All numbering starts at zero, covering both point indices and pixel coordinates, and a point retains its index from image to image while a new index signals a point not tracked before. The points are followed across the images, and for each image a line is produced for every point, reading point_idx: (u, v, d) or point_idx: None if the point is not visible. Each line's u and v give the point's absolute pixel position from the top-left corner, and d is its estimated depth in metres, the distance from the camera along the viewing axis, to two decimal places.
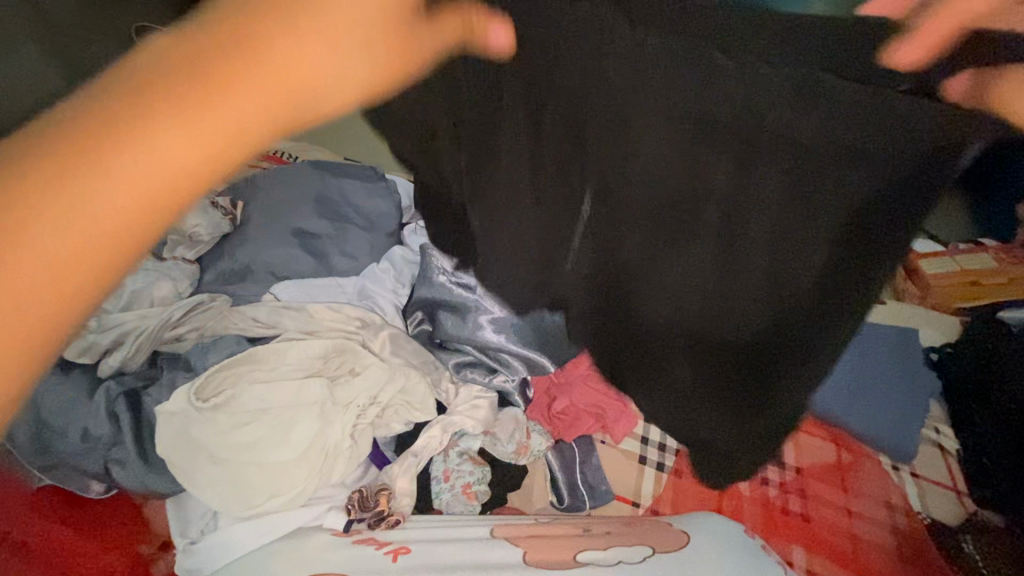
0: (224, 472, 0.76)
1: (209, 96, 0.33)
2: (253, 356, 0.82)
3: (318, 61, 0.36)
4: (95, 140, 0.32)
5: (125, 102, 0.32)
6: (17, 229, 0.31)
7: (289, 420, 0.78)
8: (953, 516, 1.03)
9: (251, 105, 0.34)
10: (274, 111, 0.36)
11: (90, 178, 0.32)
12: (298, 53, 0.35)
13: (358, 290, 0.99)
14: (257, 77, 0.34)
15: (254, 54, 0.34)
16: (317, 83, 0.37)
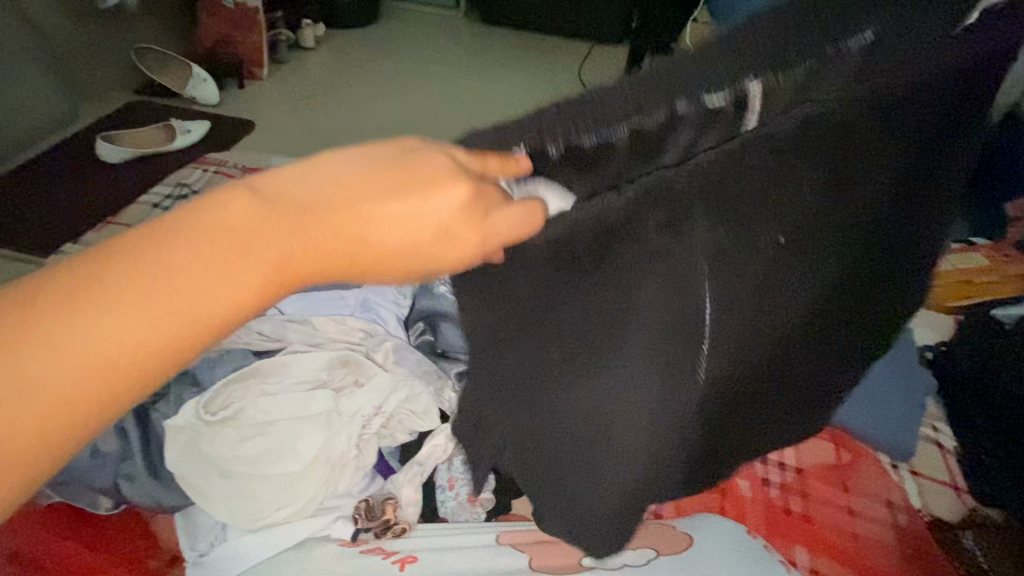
0: (231, 485, 0.77)
1: (288, 246, 0.36)
2: (257, 369, 0.83)
3: (393, 231, 0.38)
4: (187, 268, 0.34)
5: (223, 229, 0.35)
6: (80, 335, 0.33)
7: (294, 433, 0.79)
8: (954, 513, 1.03)
9: (357, 249, 0.37)
10: (361, 265, 0.38)
11: (168, 291, 0.34)
12: (397, 229, 0.38)
13: (360, 301, 0.99)
14: (376, 226, 0.37)
15: (363, 218, 0.37)
16: (400, 254, 0.38)
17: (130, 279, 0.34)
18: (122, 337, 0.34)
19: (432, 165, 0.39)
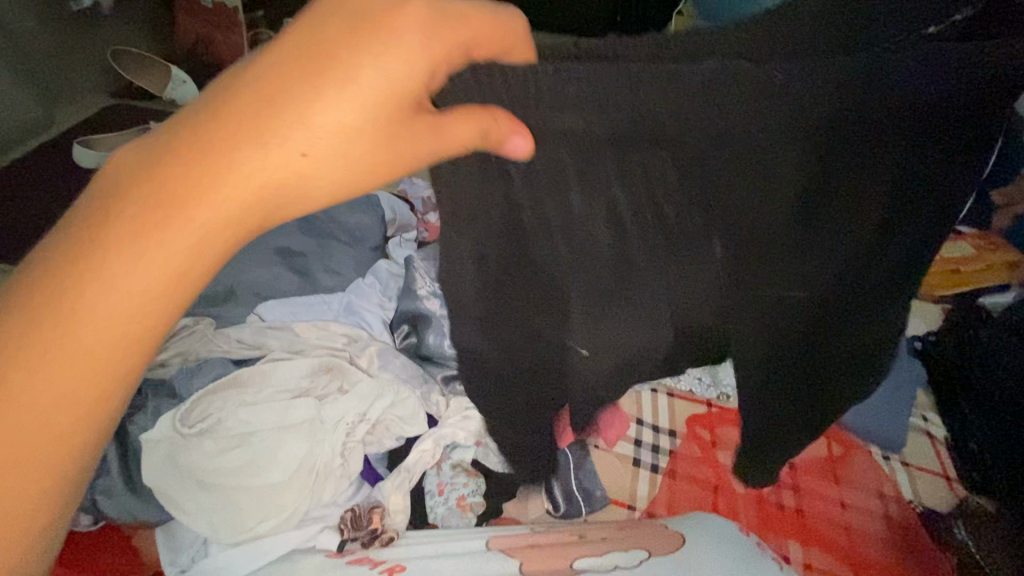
0: (212, 498, 0.74)
1: (256, 139, 0.43)
2: (236, 381, 0.80)
3: (325, 111, 0.44)
4: (178, 191, 0.42)
5: (208, 153, 0.43)
6: (98, 270, 0.41)
7: (276, 442, 0.77)
8: (945, 503, 1.04)
9: (295, 152, 0.44)
10: (326, 146, 0.45)
11: (168, 210, 0.42)
12: (324, 112, 0.44)
13: (344, 305, 0.97)
14: (320, 116, 0.44)
15: (305, 104, 0.44)
16: (330, 137, 0.45)
17: (144, 232, 0.42)
18: (147, 265, 0.42)
19: (383, 43, 0.44)
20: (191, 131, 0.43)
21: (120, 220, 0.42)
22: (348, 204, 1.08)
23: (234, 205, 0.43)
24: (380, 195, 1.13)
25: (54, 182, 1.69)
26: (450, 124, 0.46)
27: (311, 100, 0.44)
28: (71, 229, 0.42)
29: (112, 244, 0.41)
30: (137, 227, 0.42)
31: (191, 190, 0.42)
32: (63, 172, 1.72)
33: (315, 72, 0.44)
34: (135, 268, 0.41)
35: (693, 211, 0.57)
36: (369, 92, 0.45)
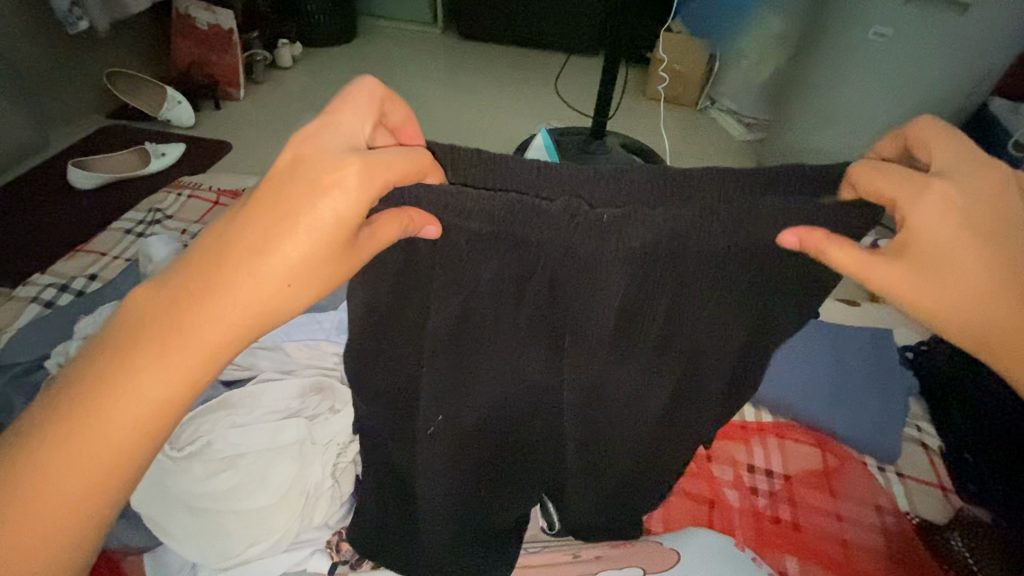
0: (201, 522, 0.74)
1: (224, 285, 0.44)
2: (224, 404, 0.78)
3: (288, 249, 0.44)
4: (156, 336, 0.44)
5: (182, 301, 0.45)
6: (89, 414, 0.44)
7: (266, 465, 0.76)
8: (940, 515, 1.04)
9: (259, 282, 0.44)
10: (289, 276, 0.45)
11: (149, 353, 0.44)
12: (285, 248, 0.44)
13: (336, 323, 0.94)
14: (282, 249, 0.44)
15: (269, 240, 0.44)
16: (298, 269, 0.45)
17: (126, 379, 0.44)
18: (130, 408, 0.44)
19: (337, 175, 0.44)
20: (177, 278, 0.46)
21: (105, 368, 0.44)
22: None
23: (210, 342, 0.45)
24: None
25: (47, 203, 1.69)
26: (384, 229, 0.46)
27: (268, 242, 0.44)
28: (72, 373, 0.46)
29: (98, 393, 0.44)
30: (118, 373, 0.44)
31: (172, 331, 0.44)
32: (56, 193, 1.73)
33: (281, 215, 0.44)
34: (120, 408, 0.44)
35: (637, 353, 0.54)
36: (318, 227, 0.44)
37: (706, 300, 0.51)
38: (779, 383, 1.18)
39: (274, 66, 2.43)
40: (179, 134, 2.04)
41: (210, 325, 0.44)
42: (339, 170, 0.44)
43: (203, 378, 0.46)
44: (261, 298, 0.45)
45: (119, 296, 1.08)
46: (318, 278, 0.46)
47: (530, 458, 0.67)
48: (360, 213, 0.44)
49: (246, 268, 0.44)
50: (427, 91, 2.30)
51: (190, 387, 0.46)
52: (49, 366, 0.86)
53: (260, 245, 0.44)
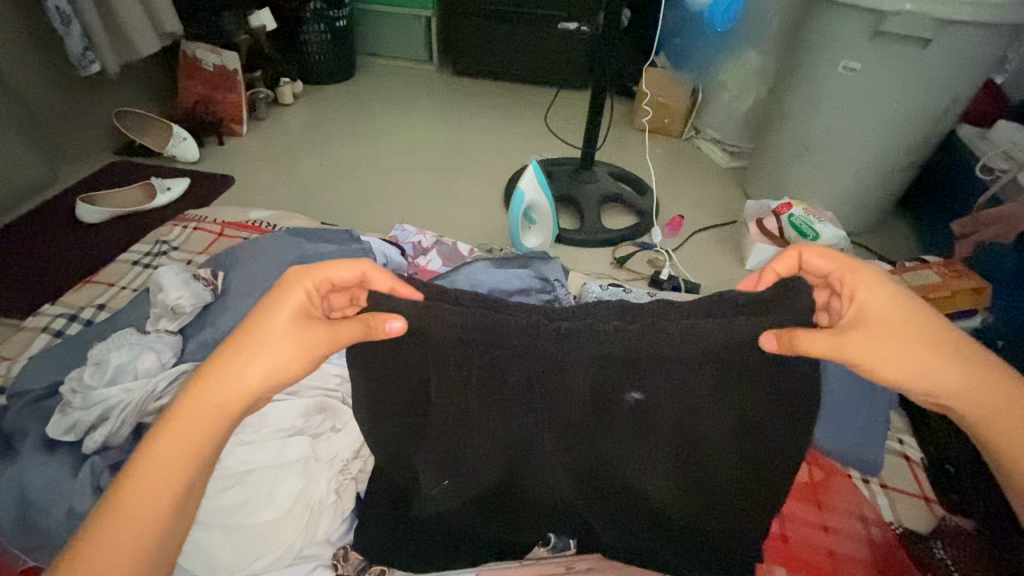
0: (210, 538, 0.77)
1: (206, 394, 0.50)
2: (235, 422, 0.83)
3: (255, 357, 0.51)
4: (151, 460, 0.49)
5: (167, 423, 0.50)
6: (104, 535, 0.48)
7: (273, 481, 0.80)
8: (924, 525, 1.07)
9: (237, 385, 0.51)
10: (267, 379, 0.51)
11: (145, 469, 0.49)
12: (252, 357, 0.51)
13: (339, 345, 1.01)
14: (251, 363, 0.51)
15: (243, 355, 0.51)
16: (261, 378, 0.51)
17: (128, 495, 0.48)
18: (131, 517, 0.48)
19: (288, 290, 0.53)
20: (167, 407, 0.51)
21: (113, 496, 0.49)
22: (342, 252, 1.20)
23: (202, 439, 0.50)
24: (371, 242, 1.28)
25: (55, 236, 1.75)
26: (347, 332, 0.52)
27: (238, 355, 0.51)
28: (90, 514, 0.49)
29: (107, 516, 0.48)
30: (126, 495, 0.48)
31: (172, 443, 0.49)
32: (65, 227, 1.79)
33: (244, 334, 0.52)
34: (127, 523, 0.48)
35: (633, 443, 0.56)
36: (278, 331, 0.52)
37: (683, 389, 0.52)
38: (831, 428, 1.12)
39: (276, 103, 2.54)
40: (184, 168, 2.12)
41: (185, 442, 0.50)
42: (288, 283, 0.54)
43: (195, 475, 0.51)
44: (231, 394, 0.51)
45: (128, 324, 1.13)
46: (272, 369, 0.51)
47: (527, 511, 0.68)
48: (306, 304, 0.54)
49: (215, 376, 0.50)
50: (424, 125, 2.41)
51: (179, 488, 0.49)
52: (63, 391, 0.90)
53: (224, 362, 0.51)
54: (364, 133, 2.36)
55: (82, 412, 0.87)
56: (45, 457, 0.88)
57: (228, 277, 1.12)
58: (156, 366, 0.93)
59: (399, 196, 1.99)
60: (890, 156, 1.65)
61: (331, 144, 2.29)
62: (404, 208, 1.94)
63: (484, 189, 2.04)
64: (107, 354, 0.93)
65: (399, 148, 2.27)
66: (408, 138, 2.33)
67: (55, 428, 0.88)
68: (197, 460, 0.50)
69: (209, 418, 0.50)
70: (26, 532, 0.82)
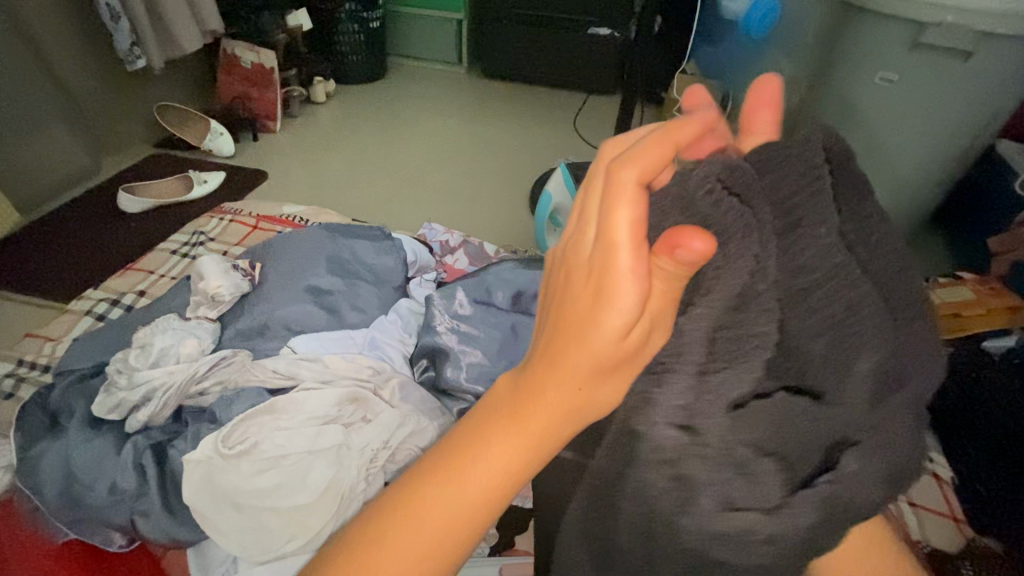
0: (245, 518, 0.77)
1: (574, 340, 0.34)
2: (270, 408, 0.83)
3: (580, 308, 0.34)
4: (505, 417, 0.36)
5: (532, 397, 0.35)
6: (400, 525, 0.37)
7: (305, 466, 0.79)
8: (953, 545, 1.05)
9: (602, 322, 0.33)
10: (588, 296, 0.33)
11: (459, 465, 0.36)
12: (615, 304, 0.32)
13: (368, 339, 1.06)
14: (622, 301, 0.32)
15: (599, 287, 0.33)
16: (583, 319, 0.34)
17: (435, 489, 0.37)
18: (440, 515, 0.36)
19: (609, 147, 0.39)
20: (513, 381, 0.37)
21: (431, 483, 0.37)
22: (374, 247, 1.24)
23: (551, 423, 0.35)
24: (401, 240, 1.31)
25: (97, 224, 1.82)
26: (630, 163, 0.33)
27: (604, 295, 0.33)
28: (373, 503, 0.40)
29: (407, 512, 0.37)
30: (476, 494, 0.36)
31: (516, 416, 0.36)
32: (106, 216, 1.85)
33: (615, 241, 0.33)
34: (459, 490, 0.36)
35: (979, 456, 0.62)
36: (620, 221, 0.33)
37: None
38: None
39: (308, 101, 2.60)
40: (220, 162, 2.18)
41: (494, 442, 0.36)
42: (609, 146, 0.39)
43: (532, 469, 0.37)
44: (616, 351, 0.33)
45: (168, 310, 1.17)
46: (597, 268, 0.33)
47: None
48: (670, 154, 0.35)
49: (593, 320, 0.33)
50: (453, 126, 2.44)
51: (517, 477, 0.36)
52: (108, 371, 0.94)
53: (599, 284, 0.33)
54: (394, 133, 2.40)
55: (127, 393, 0.91)
56: (89, 434, 0.92)
57: (267, 268, 1.16)
58: (196, 351, 0.96)
59: (427, 195, 2.02)
60: (926, 169, 1.62)
61: (360, 142, 2.34)
62: (431, 207, 1.96)
63: (511, 190, 2.06)
64: (152, 337, 0.97)
65: (427, 147, 2.30)
66: (437, 138, 2.36)
67: (99, 407, 0.91)
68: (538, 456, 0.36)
69: (549, 420, 0.35)
70: (71, 504, 0.86)
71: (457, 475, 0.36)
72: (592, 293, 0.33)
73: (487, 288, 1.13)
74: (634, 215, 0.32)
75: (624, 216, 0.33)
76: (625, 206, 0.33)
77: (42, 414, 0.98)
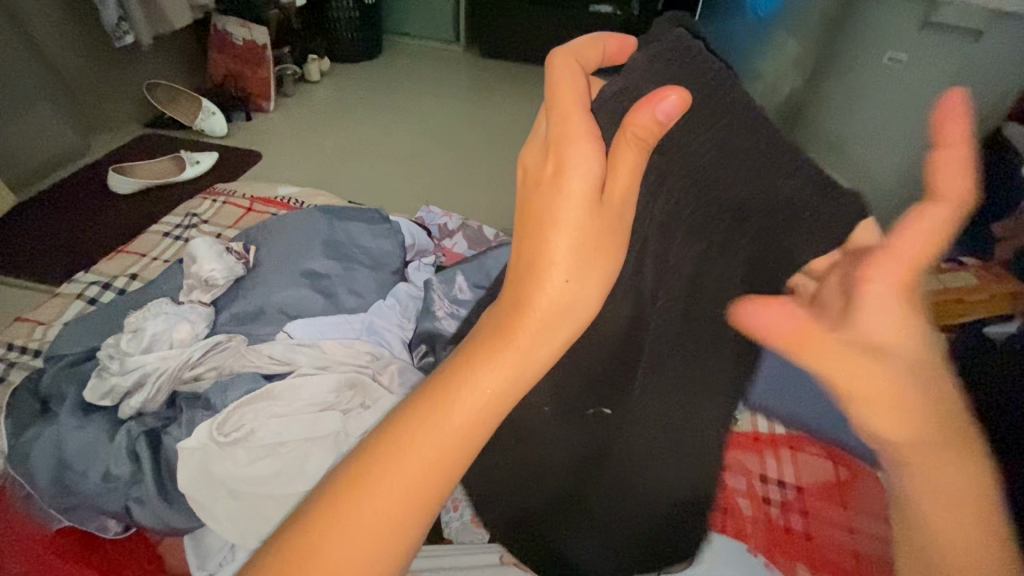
0: (241, 506, 0.75)
1: (545, 209, 0.39)
2: (265, 394, 0.81)
3: (546, 192, 0.39)
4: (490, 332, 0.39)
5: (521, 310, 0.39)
6: (408, 443, 0.37)
7: (303, 453, 0.77)
8: None
9: (565, 191, 0.38)
10: (553, 176, 0.39)
11: (455, 370, 0.39)
12: (575, 159, 0.38)
13: (366, 325, 1.04)
14: (579, 157, 0.38)
15: (559, 167, 0.39)
16: (550, 204, 0.39)
17: (435, 407, 0.38)
18: (448, 417, 0.37)
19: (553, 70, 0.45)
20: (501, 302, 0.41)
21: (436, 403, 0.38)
22: (371, 230, 1.21)
23: (541, 316, 0.38)
24: (399, 222, 1.28)
25: (87, 205, 1.78)
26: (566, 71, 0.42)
27: (563, 168, 0.39)
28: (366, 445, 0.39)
29: (413, 427, 0.38)
30: (475, 384, 0.38)
31: (509, 325, 0.39)
32: (97, 197, 1.81)
33: (563, 134, 0.39)
34: (453, 407, 0.37)
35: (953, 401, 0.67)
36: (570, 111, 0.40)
37: None
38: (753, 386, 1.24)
39: (303, 80, 2.53)
40: (213, 142, 2.13)
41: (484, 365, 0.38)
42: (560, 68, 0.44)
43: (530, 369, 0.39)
44: (580, 212, 0.38)
45: (161, 293, 1.14)
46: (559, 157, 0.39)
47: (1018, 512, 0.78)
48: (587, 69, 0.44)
49: (557, 189, 0.39)
50: (451, 106, 2.39)
51: (517, 381, 0.38)
52: (100, 356, 0.92)
53: (554, 168, 0.39)
54: (390, 113, 2.35)
55: (119, 378, 0.89)
56: (82, 420, 0.90)
57: (262, 252, 1.14)
58: (190, 336, 0.94)
59: (425, 177, 1.99)
60: None
61: (356, 123, 2.29)
62: (429, 189, 1.93)
63: (511, 172, 2.03)
64: (144, 322, 0.94)
65: (425, 128, 2.25)
66: (435, 119, 2.31)
67: (91, 392, 0.89)
68: (529, 360, 0.38)
69: (534, 323, 0.38)
70: (64, 491, 0.85)
71: (456, 386, 0.38)
72: (555, 170, 0.39)
73: (488, 273, 1.10)
74: (576, 92, 0.40)
75: (577, 108, 0.40)
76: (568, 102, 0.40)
77: (33, 400, 0.96)
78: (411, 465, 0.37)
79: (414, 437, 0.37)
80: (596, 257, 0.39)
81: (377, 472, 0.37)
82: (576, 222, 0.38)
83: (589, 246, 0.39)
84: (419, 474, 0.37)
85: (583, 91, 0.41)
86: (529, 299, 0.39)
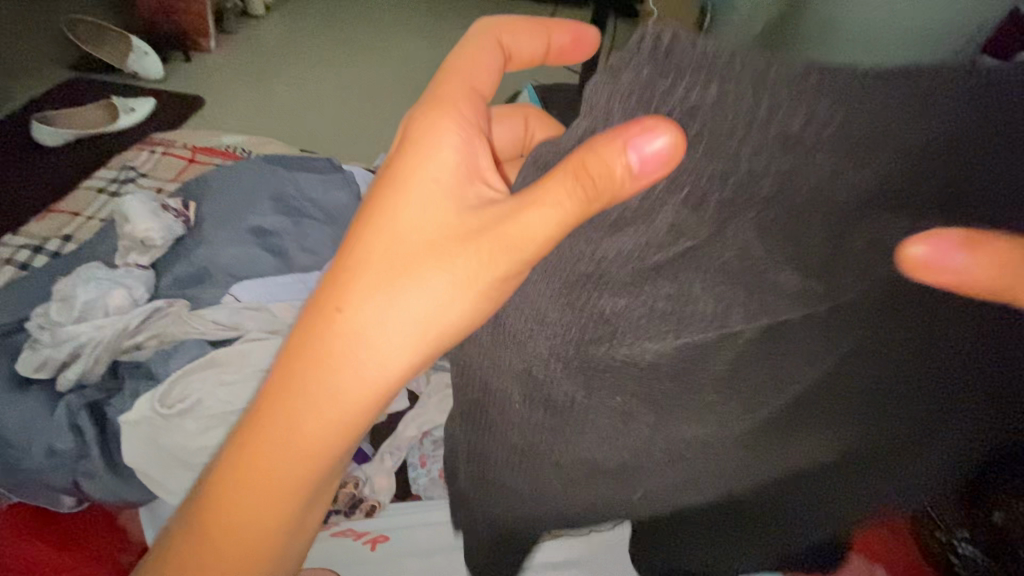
0: (195, 478, 0.72)
1: (408, 200, 0.42)
2: (212, 361, 0.76)
3: (418, 185, 0.43)
4: (348, 314, 0.42)
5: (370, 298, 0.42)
6: (283, 411, 0.43)
7: None
8: None
9: (425, 181, 0.43)
10: (423, 165, 0.43)
11: (320, 354, 0.42)
12: (440, 148, 0.43)
13: (321, 284, 0.99)
14: (444, 148, 0.43)
15: (422, 153, 0.43)
16: (418, 193, 0.42)
17: (307, 387, 0.43)
18: (325, 389, 0.42)
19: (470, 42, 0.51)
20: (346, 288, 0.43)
21: (297, 379, 0.43)
22: (323, 182, 1.13)
23: (394, 305, 0.42)
24: (353, 172, 1.20)
25: (10, 160, 1.62)
26: (462, 60, 0.48)
27: (422, 159, 0.43)
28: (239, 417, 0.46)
29: (288, 402, 0.43)
30: (333, 372, 0.42)
31: (355, 308, 0.42)
32: (21, 150, 1.65)
33: (434, 114, 0.44)
34: (325, 386, 0.42)
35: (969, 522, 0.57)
36: (452, 102, 0.45)
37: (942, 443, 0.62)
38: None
39: (246, 15, 2.31)
40: (149, 87, 1.95)
41: (361, 348, 0.42)
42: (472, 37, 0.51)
43: (396, 361, 0.43)
44: (431, 204, 0.42)
45: (95, 256, 1.06)
46: (432, 145, 0.43)
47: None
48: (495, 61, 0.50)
49: (421, 170, 0.43)
50: (411, 43, 2.23)
51: (379, 370, 0.42)
52: (29, 327, 0.85)
53: (416, 156, 0.43)
54: (345, 51, 2.18)
55: (52, 350, 0.83)
56: (16, 395, 0.84)
57: (203, 207, 1.06)
58: (127, 303, 0.88)
59: (385, 121, 1.87)
60: None
61: (308, 62, 2.11)
62: (390, 135, 1.82)
63: None
64: (74, 289, 0.87)
65: (384, 67, 2.10)
66: (394, 57, 2.16)
67: (24, 365, 0.83)
68: (396, 345, 0.42)
69: (396, 316, 0.42)
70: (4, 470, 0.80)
71: (313, 375, 0.42)
72: (418, 166, 0.43)
73: None
74: (466, 78, 0.47)
75: (457, 102, 0.45)
76: (455, 86, 0.46)
77: None
78: (296, 433, 0.43)
79: (298, 408, 0.43)
80: (499, 257, 0.40)
81: (266, 428, 0.44)
82: (437, 217, 0.42)
83: (461, 234, 0.41)
84: (289, 446, 0.43)
85: (474, 94, 0.47)
86: (364, 299, 0.42)
